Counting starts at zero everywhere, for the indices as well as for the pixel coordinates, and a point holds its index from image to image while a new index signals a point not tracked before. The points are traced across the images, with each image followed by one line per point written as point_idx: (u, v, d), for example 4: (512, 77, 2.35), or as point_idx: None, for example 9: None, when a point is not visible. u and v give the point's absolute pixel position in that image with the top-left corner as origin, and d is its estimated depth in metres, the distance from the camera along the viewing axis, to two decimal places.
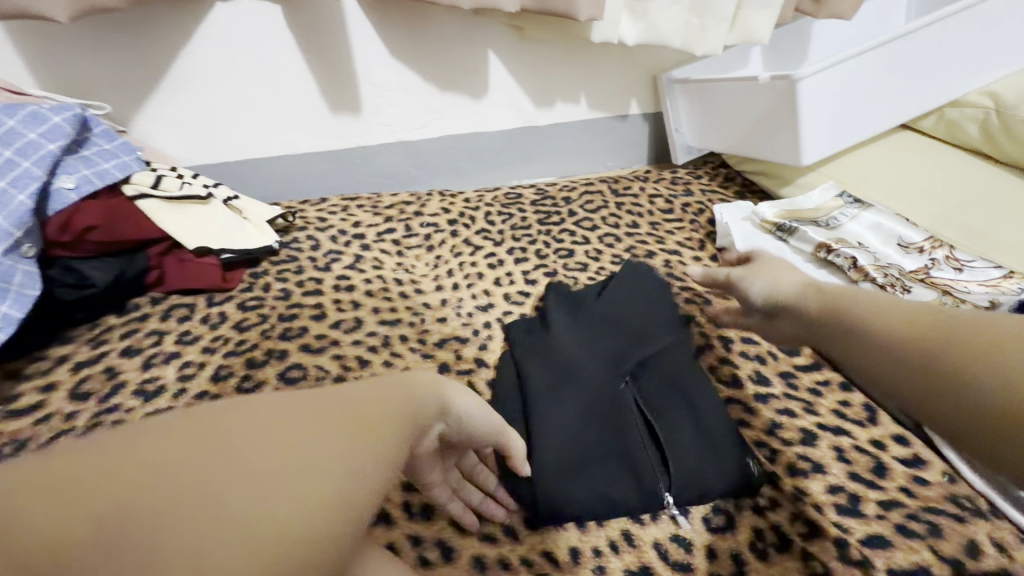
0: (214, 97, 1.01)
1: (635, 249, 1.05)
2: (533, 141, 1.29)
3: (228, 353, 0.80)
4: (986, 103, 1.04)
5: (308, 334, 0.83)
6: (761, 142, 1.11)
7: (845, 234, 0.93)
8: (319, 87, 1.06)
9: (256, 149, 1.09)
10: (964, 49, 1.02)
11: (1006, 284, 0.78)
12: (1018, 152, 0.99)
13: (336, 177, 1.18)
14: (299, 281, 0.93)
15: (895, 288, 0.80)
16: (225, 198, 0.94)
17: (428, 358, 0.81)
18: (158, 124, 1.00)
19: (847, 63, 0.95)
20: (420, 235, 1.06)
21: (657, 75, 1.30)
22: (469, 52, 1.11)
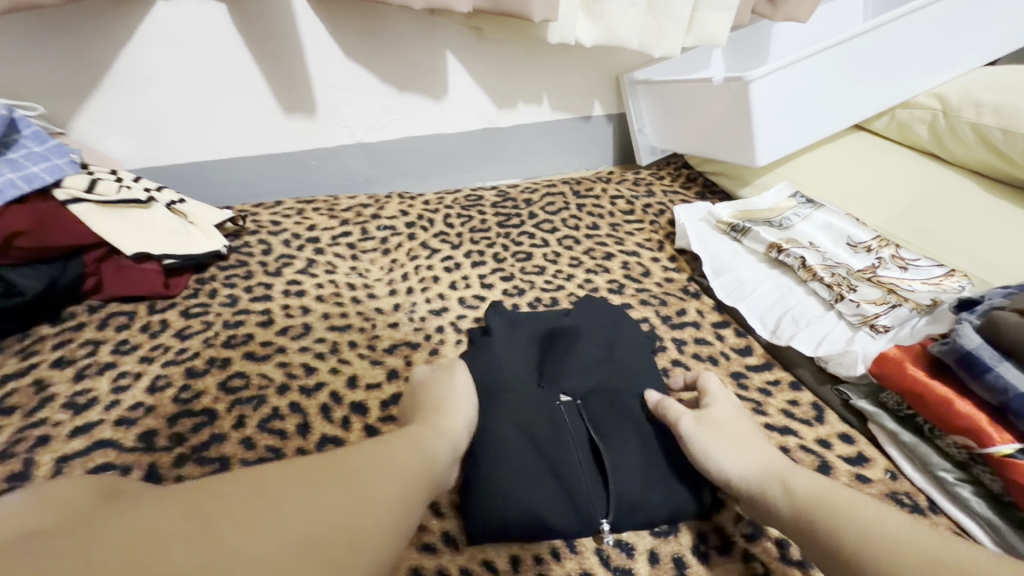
0: (159, 98, 0.98)
1: (594, 251, 1.05)
2: (496, 143, 1.29)
3: (167, 363, 0.77)
4: (933, 105, 1.06)
5: (253, 342, 0.81)
6: (719, 143, 1.12)
7: (797, 234, 0.94)
8: (270, 88, 1.04)
9: (206, 152, 1.07)
10: (912, 52, 1.04)
11: (948, 282, 0.79)
12: (964, 153, 1.01)
13: (293, 180, 1.15)
14: (247, 287, 0.91)
15: (842, 287, 0.82)
16: (167, 202, 0.91)
17: (377, 364, 0.80)
18: (99, 127, 0.97)
19: (797, 65, 0.96)
20: (376, 238, 1.05)
21: (620, 76, 1.30)
22: (426, 53, 1.10)
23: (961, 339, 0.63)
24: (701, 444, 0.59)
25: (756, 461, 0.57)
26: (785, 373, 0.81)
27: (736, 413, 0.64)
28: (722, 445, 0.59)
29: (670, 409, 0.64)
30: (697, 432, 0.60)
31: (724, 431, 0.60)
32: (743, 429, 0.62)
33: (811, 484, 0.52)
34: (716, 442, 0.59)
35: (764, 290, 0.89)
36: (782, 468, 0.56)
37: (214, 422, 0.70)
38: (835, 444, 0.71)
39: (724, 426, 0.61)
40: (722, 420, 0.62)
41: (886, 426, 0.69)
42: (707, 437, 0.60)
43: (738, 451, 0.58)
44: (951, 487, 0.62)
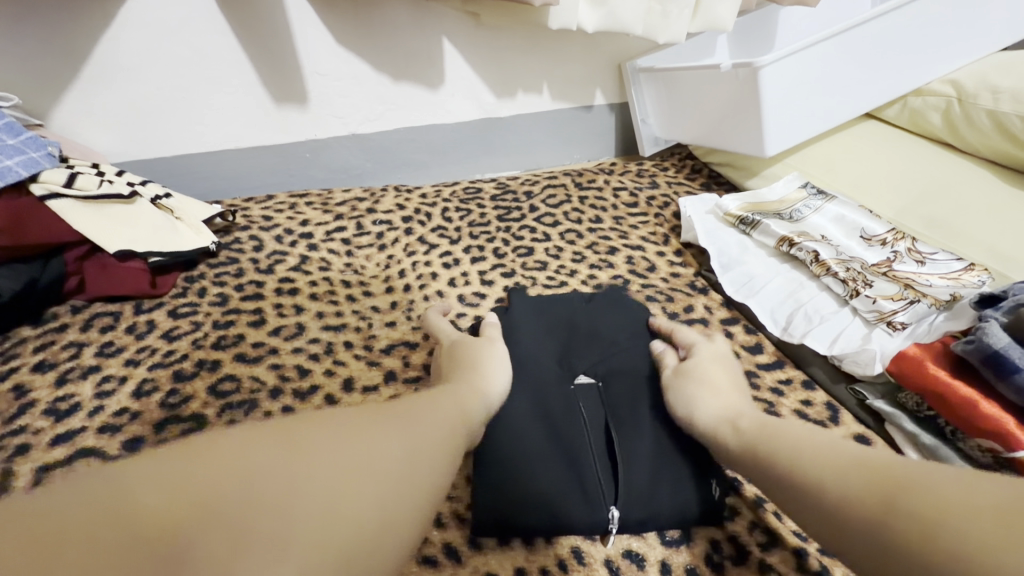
0: (142, 89, 0.93)
1: (597, 245, 1.01)
2: (495, 134, 1.25)
3: (154, 366, 0.73)
4: (947, 92, 1.03)
5: (244, 343, 0.78)
6: (726, 133, 1.08)
7: (808, 227, 0.90)
8: (259, 77, 0.99)
9: (194, 145, 1.02)
10: (927, 36, 1.00)
11: (967, 276, 0.76)
12: (980, 141, 0.98)
13: (285, 173, 1.12)
14: (238, 285, 0.87)
15: (857, 282, 0.79)
16: (152, 198, 0.87)
17: (374, 365, 0.76)
18: (79, 119, 0.93)
19: (808, 51, 0.93)
20: (372, 233, 1.01)
21: (622, 64, 1.26)
22: (422, 40, 1.05)
23: (988, 338, 0.60)
24: (676, 377, 0.65)
25: (730, 400, 0.60)
26: (797, 371, 0.78)
27: (733, 362, 0.69)
28: (703, 380, 0.63)
29: (664, 357, 0.70)
30: (682, 373, 0.65)
31: (711, 370, 0.65)
32: (732, 378, 0.65)
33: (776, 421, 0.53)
34: (693, 378, 0.64)
35: (775, 286, 0.86)
36: (752, 411, 0.57)
37: (203, 429, 0.66)
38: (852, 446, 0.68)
39: (714, 367, 0.66)
40: (718, 363, 0.67)
41: (905, 428, 0.66)
42: (680, 382, 0.64)
43: (701, 398, 0.61)
44: None
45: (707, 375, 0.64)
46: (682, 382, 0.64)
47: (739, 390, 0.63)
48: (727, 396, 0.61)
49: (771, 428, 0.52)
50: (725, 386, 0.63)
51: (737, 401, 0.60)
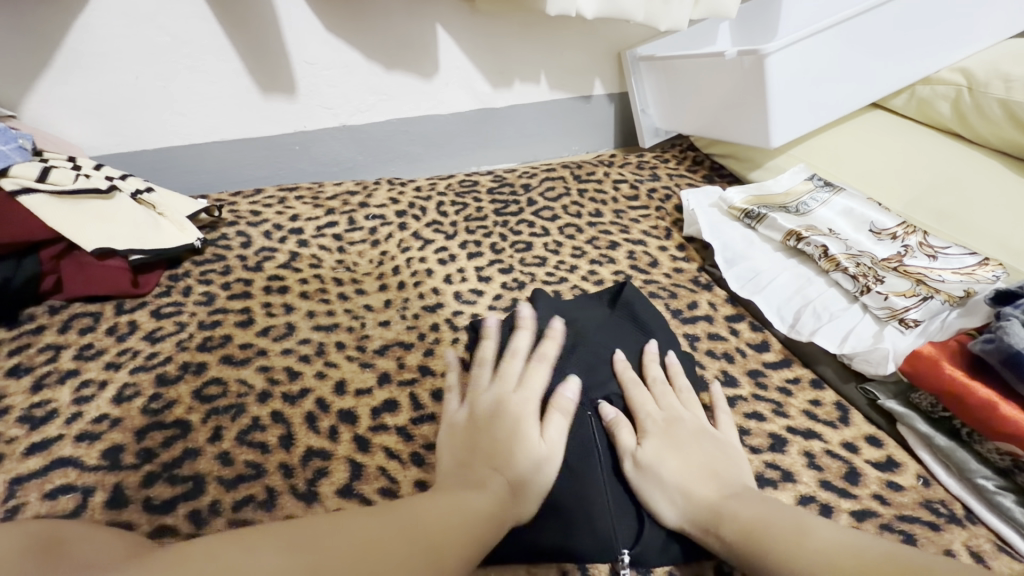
0: (121, 78, 0.89)
1: (598, 240, 0.98)
2: (491, 125, 1.21)
3: (135, 369, 0.70)
4: (957, 80, 1.00)
5: (231, 344, 0.74)
6: (730, 123, 1.05)
7: (815, 221, 0.87)
8: (245, 65, 0.95)
9: (178, 137, 0.98)
10: (937, 22, 0.96)
11: (981, 272, 0.74)
12: (990, 132, 0.95)
13: (273, 166, 1.08)
14: (225, 283, 0.84)
15: (868, 278, 0.76)
16: (133, 192, 0.83)
17: (367, 367, 0.73)
18: (55, 110, 0.88)
19: (816, 37, 0.89)
20: (365, 229, 0.97)
21: (622, 53, 1.22)
22: (414, 28, 1.01)
23: (1010, 338, 0.57)
24: (640, 474, 0.55)
25: (694, 486, 0.53)
26: (805, 370, 0.76)
27: (700, 434, 0.59)
28: (664, 471, 0.54)
29: (622, 435, 0.58)
30: (648, 467, 0.55)
31: (674, 450, 0.56)
32: (693, 456, 0.56)
33: (755, 509, 0.49)
34: (656, 473, 0.54)
35: (782, 281, 0.83)
36: (727, 500, 0.51)
37: (188, 435, 0.63)
38: (863, 447, 0.65)
39: (672, 451, 0.56)
40: (669, 434, 0.58)
41: (918, 429, 0.64)
42: (642, 477, 0.54)
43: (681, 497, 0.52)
44: (991, 496, 0.58)
45: (669, 465, 0.55)
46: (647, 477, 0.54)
47: (719, 472, 0.55)
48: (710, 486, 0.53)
49: (755, 522, 0.47)
50: (688, 471, 0.54)
51: (706, 486, 0.53)
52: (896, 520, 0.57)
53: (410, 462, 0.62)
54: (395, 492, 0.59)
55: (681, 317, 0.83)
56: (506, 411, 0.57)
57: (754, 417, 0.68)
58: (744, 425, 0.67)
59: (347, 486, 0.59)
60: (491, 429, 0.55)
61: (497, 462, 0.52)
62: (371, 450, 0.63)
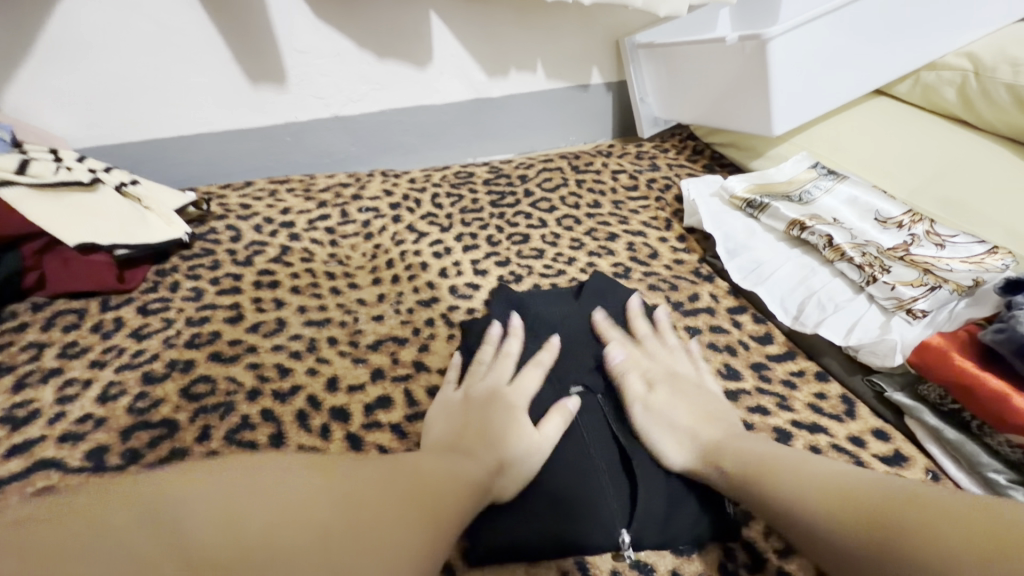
0: (103, 67, 0.87)
1: (596, 231, 0.96)
2: (487, 115, 1.18)
3: (121, 367, 0.68)
4: (964, 65, 0.98)
5: (220, 340, 0.72)
6: (731, 111, 1.02)
7: (819, 210, 0.85)
8: (233, 54, 0.92)
9: (165, 128, 0.96)
10: (943, 5, 0.94)
11: (990, 260, 0.71)
12: (997, 117, 0.93)
13: (264, 159, 1.05)
14: (214, 278, 0.81)
15: (874, 268, 0.74)
16: (117, 184, 0.80)
17: (360, 363, 0.71)
18: (36, 101, 0.86)
19: (820, 21, 0.87)
20: (358, 222, 0.95)
21: (620, 40, 1.19)
22: (407, 14, 0.99)
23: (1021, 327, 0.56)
24: (648, 417, 0.59)
25: (701, 430, 0.57)
26: (809, 362, 0.74)
27: (694, 386, 0.64)
28: (672, 418, 0.59)
29: (627, 385, 0.63)
30: (657, 415, 0.59)
31: (678, 399, 0.61)
32: (697, 404, 0.61)
33: (762, 451, 0.52)
34: (665, 420, 0.59)
35: (785, 272, 0.81)
36: (731, 439, 0.55)
37: (175, 435, 0.61)
38: (871, 441, 0.64)
39: (669, 409, 0.60)
40: (675, 387, 0.63)
41: (927, 422, 0.62)
42: (650, 420, 0.59)
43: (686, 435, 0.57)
44: (1003, 490, 0.55)
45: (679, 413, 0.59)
46: (655, 428, 0.58)
47: (717, 412, 0.60)
48: (710, 429, 0.57)
49: (757, 467, 0.50)
50: (692, 416, 0.59)
51: (712, 428, 0.57)
52: None
53: None
54: None
55: (682, 310, 0.81)
56: (501, 398, 0.60)
57: (758, 411, 0.67)
58: (748, 419, 0.66)
59: None
60: (483, 410, 0.58)
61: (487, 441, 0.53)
62: (364, 448, 0.61)
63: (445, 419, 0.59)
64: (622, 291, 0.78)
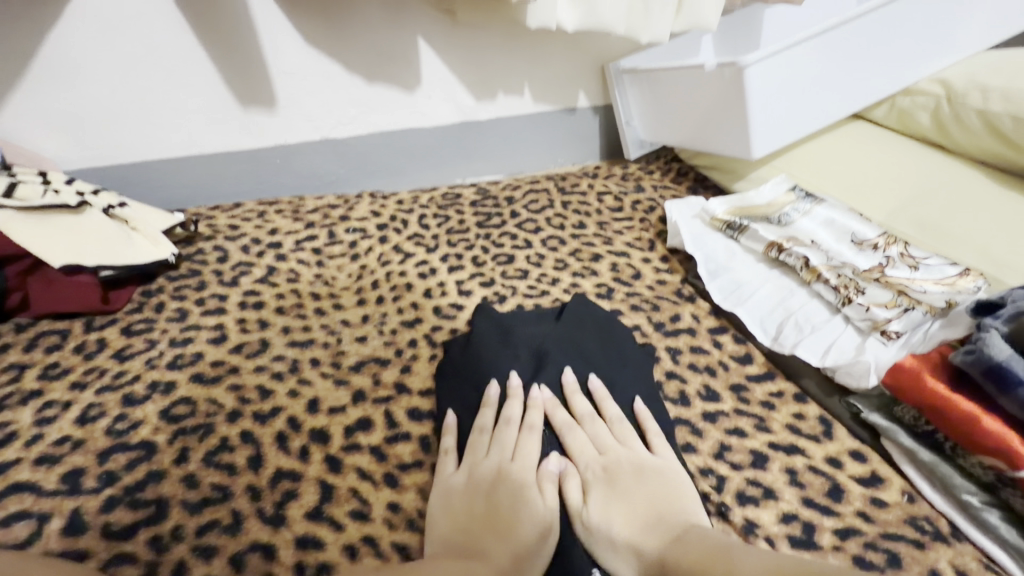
0: (95, 91, 0.88)
1: (580, 252, 0.97)
2: (475, 137, 1.21)
3: (102, 389, 0.68)
4: (936, 91, 1.01)
5: (203, 361, 0.73)
6: (712, 135, 1.05)
7: (797, 232, 0.87)
8: (223, 78, 0.94)
9: (155, 150, 0.97)
10: (914, 34, 0.97)
11: (963, 282, 0.73)
12: (970, 142, 0.95)
13: (254, 180, 1.06)
14: (199, 299, 0.82)
15: (849, 290, 0.75)
16: (106, 206, 0.81)
17: (342, 384, 0.72)
18: (28, 124, 0.87)
19: (795, 48, 0.89)
20: (345, 242, 0.96)
21: (605, 65, 1.22)
22: (395, 40, 1.01)
23: (989, 349, 0.56)
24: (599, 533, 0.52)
25: (642, 540, 0.50)
26: (788, 383, 0.75)
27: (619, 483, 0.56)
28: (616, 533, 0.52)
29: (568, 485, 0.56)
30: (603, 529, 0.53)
31: (617, 501, 0.54)
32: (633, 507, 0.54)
33: (745, 559, 0.44)
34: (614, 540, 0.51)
35: (764, 293, 0.83)
36: (671, 546, 0.48)
37: (153, 458, 0.61)
38: (847, 463, 0.64)
39: (612, 522, 0.52)
40: (611, 482, 0.56)
41: (902, 442, 0.63)
42: (592, 534, 0.52)
43: (625, 552, 0.50)
44: (976, 513, 0.57)
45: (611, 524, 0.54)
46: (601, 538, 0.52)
47: (666, 511, 0.53)
48: (653, 536, 0.50)
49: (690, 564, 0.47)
50: (630, 528, 0.52)
51: (650, 538, 0.50)
52: (881, 539, 0.56)
53: (383, 483, 0.61)
54: (366, 515, 0.58)
55: (663, 331, 0.82)
56: (507, 480, 0.55)
57: (736, 432, 0.67)
58: (726, 441, 0.66)
59: (316, 508, 0.58)
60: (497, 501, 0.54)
61: (499, 535, 0.51)
62: (343, 470, 0.62)
63: (448, 504, 0.55)
64: (603, 314, 0.79)
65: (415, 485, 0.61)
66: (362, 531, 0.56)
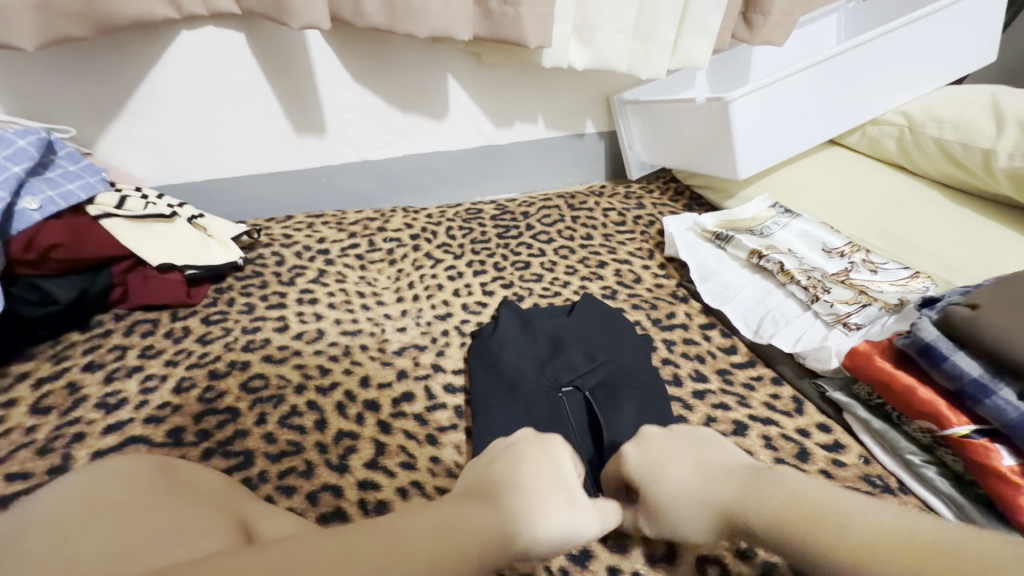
0: (179, 121, 1.05)
1: (588, 260, 1.11)
2: (493, 159, 1.36)
3: (190, 366, 0.82)
4: (900, 121, 1.15)
5: (271, 345, 0.87)
6: (704, 158, 1.19)
7: (777, 242, 1.01)
8: (283, 110, 1.11)
9: (222, 170, 1.13)
10: (880, 73, 1.12)
11: (913, 283, 0.87)
12: (930, 165, 1.09)
13: (302, 196, 1.22)
14: (263, 295, 0.96)
15: (817, 289, 0.88)
16: (189, 216, 0.97)
17: (387, 365, 0.85)
18: (123, 148, 1.04)
19: (773, 86, 1.04)
20: (383, 250, 1.11)
21: (610, 97, 1.38)
22: (428, 77, 1.17)
23: (920, 332, 0.69)
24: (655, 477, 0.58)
25: (710, 490, 0.53)
26: (767, 369, 0.87)
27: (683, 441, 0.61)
28: (671, 484, 0.56)
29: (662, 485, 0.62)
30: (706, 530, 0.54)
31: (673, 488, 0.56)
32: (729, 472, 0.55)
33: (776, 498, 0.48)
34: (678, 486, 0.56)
35: (747, 293, 0.96)
36: (725, 485, 0.53)
37: (238, 419, 0.75)
38: (814, 433, 0.76)
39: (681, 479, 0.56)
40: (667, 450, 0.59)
41: (859, 415, 0.75)
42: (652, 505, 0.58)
43: (699, 504, 0.53)
44: (918, 468, 0.69)
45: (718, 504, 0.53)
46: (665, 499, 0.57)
47: (720, 469, 0.55)
48: (703, 471, 0.55)
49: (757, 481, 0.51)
50: (690, 474, 0.56)
51: (723, 489, 0.52)
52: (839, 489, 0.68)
53: (426, 442, 0.74)
54: (413, 465, 0.71)
55: (660, 325, 0.95)
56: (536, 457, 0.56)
57: (721, 407, 0.80)
58: (712, 414, 0.79)
59: (373, 460, 0.70)
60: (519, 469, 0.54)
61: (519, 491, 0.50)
62: (393, 431, 0.75)
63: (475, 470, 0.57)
64: (609, 311, 0.93)
65: (452, 445, 0.74)
66: (411, 477, 0.69)
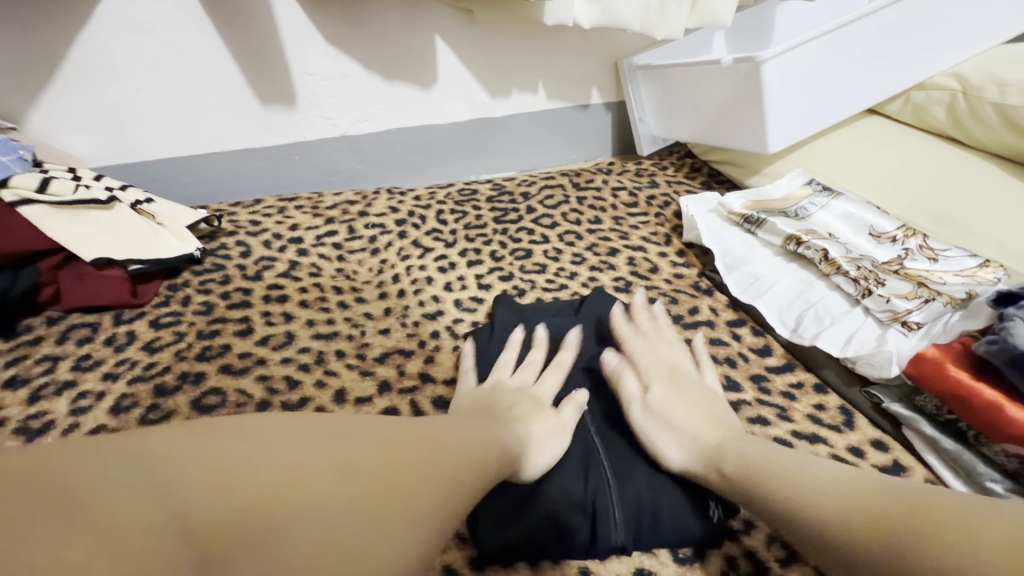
0: (122, 90, 0.90)
1: (597, 246, 0.98)
2: (489, 133, 1.21)
3: (134, 380, 0.69)
4: (951, 85, 1.01)
5: (230, 353, 0.74)
6: (727, 130, 1.05)
7: (815, 225, 0.88)
8: (244, 76, 0.96)
9: (179, 149, 0.99)
10: (932, 28, 0.97)
11: (982, 274, 0.74)
12: (987, 136, 0.96)
13: (274, 177, 1.08)
14: (224, 293, 0.83)
15: (869, 281, 0.76)
16: (133, 202, 0.83)
17: (367, 376, 0.73)
18: (57, 123, 0.89)
19: (812, 43, 0.90)
20: (365, 237, 0.97)
21: (619, 62, 1.23)
22: (414, 38, 1.02)
23: (1015, 338, 0.57)
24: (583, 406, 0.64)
25: (701, 428, 0.59)
26: (808, 374, 0.75)
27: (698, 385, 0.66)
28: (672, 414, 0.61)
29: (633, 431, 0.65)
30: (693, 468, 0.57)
31: (676, 401, 0.62)
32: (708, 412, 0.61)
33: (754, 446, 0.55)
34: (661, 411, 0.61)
35: (782, 285, 0.83)
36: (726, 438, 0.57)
37: None
38: (869, 452, 0.64)
39: (693, 407, 0.62)
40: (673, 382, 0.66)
41: (925, 433, 0.63)
42: (650, 420, 0.61)
43: (693, 430, 0.59)
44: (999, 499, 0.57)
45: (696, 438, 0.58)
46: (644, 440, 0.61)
47: (720, 414, 0.61)
48: (709, 432, 0.59)
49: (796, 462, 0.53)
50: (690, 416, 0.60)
51: (710, 429, 0.59)
52: None
53: None
54: None
55: (684, 322, 0.83)
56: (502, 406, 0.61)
57: (759, 421, 0.67)
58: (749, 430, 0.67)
59: None
60: (508, 412, 0.59)
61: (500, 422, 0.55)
62: None
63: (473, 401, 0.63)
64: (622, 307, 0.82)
65: None
66: None
